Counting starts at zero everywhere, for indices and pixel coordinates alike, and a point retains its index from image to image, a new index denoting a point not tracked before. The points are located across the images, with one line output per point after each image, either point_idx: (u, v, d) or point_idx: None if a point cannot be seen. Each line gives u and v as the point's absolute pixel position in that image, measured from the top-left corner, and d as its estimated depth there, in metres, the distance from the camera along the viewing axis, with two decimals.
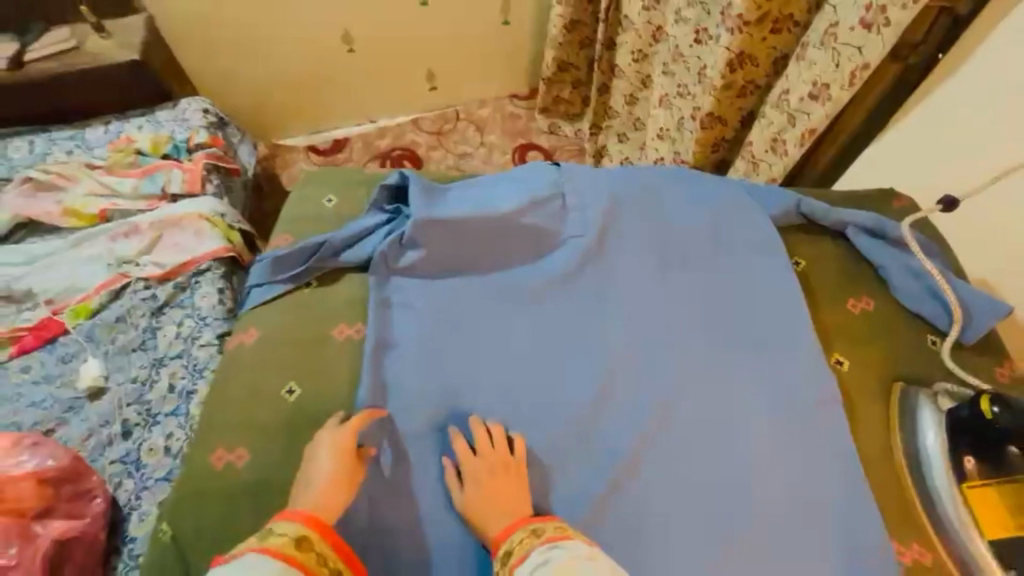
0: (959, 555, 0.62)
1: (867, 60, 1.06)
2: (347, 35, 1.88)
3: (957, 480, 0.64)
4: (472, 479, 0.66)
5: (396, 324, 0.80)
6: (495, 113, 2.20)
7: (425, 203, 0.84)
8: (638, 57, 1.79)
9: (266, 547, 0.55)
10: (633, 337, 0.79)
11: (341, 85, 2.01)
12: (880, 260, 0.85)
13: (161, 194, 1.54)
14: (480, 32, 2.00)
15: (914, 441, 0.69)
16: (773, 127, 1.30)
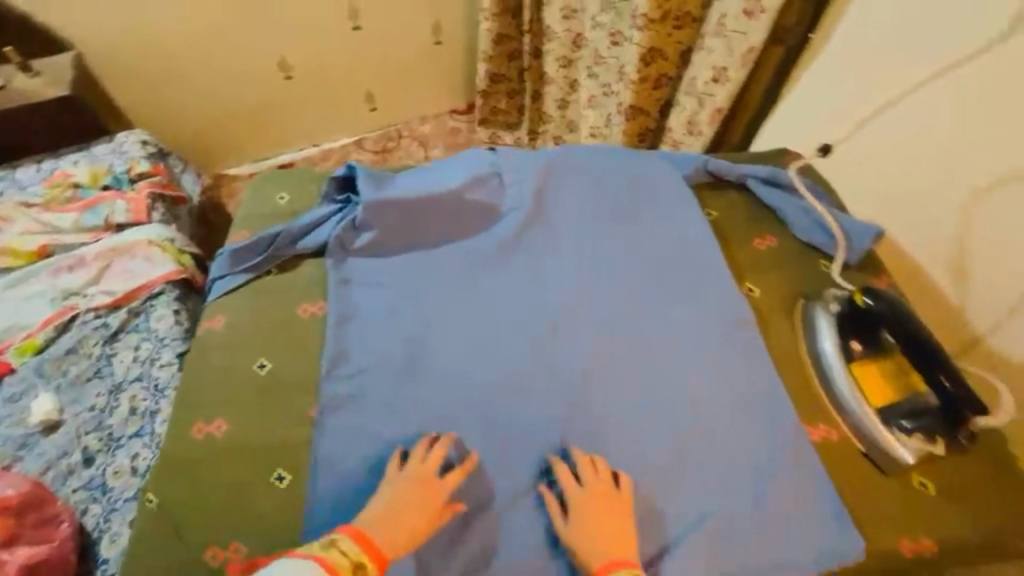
0: (855, 424, 0.74)
1: (752, 43, 1.25)
2: (284, 62, 1.94)
3: (847, 363, 0.76)
4: (576, 510, 0.67)
5: (357, 296, 0.86)
6: (437, 128, 2.29)
7: (373, 188, 0.91)
8: (564, 63, 1.95)
9: (323, 559, 0.60)
10: (573, 286, 0.89)
11: (283, 111, 2.05)
12: (777, 204, 0.99)
13: (104, 226, 1.53)
14: (414, 53, 2.11)
15: (813, 342, 0.81)
16: (688, 112, 1.47)
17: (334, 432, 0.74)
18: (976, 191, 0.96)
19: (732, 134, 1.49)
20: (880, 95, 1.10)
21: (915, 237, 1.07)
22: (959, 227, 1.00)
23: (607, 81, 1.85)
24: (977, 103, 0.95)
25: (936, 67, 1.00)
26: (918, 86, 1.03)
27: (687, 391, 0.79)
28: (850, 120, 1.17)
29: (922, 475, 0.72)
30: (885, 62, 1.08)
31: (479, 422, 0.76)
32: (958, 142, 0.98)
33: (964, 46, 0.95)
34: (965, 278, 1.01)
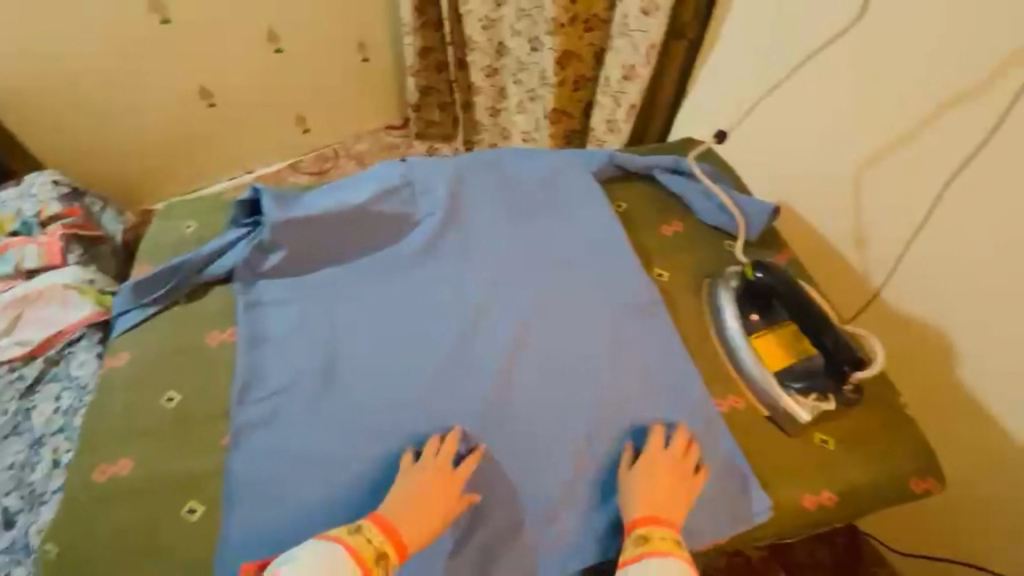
0: (760, 392, 0.78)
1: (653, 39, 1.31)
2: (205, 89, 1.88)
3: (749, 336, 0.80)
4: (647, 466, 0.71)
5: (268, 318, 0.85)
6: (374, 145, 2.23)
7: (280, 208, 0.91)
8: (489, 72, 1.96)
9: (350, 545, 0.63)
10: (488, 287, 0.90)
11: (210, 142, 1.98)
12: (682, 191, 1.03)
13: (13, 274, 1.43)
14: (341, 72, 2.08)
15: (718, 319, 0.84)
16: (606, 111, 1.50)
17: (247, 457, 0.73)
18: (864, 159, 1.07)
19: (652, 125, 1.52)
20: (766, 81, 1.21)
21: (814, 207, 1.18)
22: (849, 190, 1.11)
23: (532, 86, 1.89)
24: (855, 80, 1.05)
25: (810, 51, 1.11)
26: (796, 67, 1.14)
27: (601, 376, 0.81)
28: (737, 109, 1.28)
29: (823, 433, 0.76)
30: (765, 49, 1.19)
31: (399, 430, 0.76)
32: (836, 116, 1.09)
33: (831, 27, 1.07)
34: (866, 245, 1.11)
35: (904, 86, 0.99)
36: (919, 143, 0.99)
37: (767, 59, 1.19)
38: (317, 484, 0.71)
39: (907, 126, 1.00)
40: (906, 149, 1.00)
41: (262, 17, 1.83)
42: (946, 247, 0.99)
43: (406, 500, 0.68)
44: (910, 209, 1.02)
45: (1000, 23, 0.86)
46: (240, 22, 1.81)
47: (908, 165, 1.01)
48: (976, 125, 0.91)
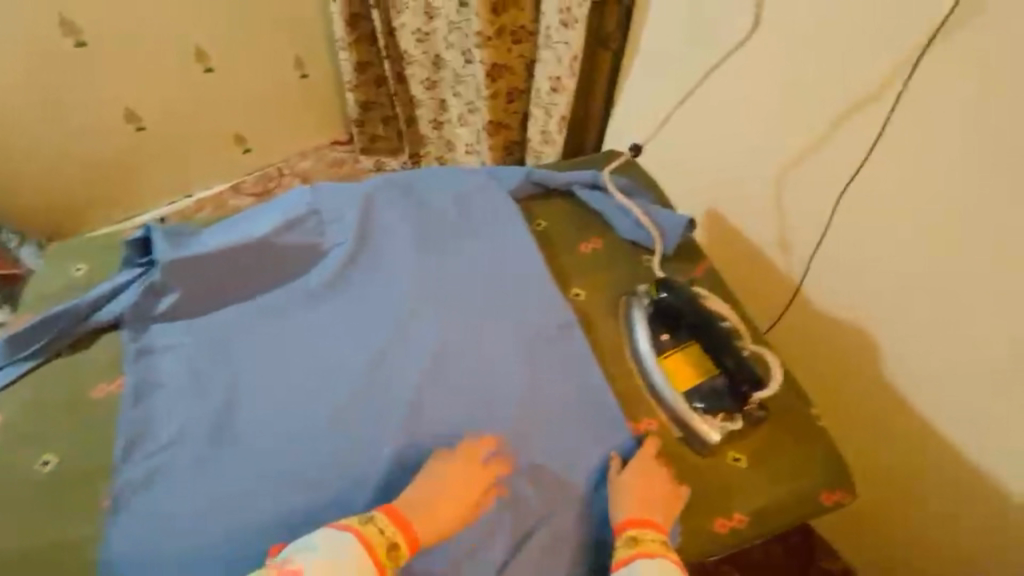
0: (672, 413, 0.78)
1: (575, 51, 1.30)
2: (131, 112, 1.78)
3: (659, 355, 0.81)
4: (636, 469, 0.74)
5: (159, 366, 0.80)
6: (318, 163, 2.09)
7: (171, 248, 0.86)
8: (428, 85, 1.88)
9: (364, 535, 0.64)
10: (397, 318, 0.87)
11: (140, 168, 1.88)
12: (599, 207, 1.02)
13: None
14: (277, 88, 1.95)
15: (632, 340, 0.85)
16: (540, 123, 1.46)
17: (129, 525, 0.69)
18: (786, 163, 1.08)
19: (589, 132, 1.52)
20: (680, 89, 1.22)
21: (740, 212, 1.20)
22: (771, 194, 1.13)
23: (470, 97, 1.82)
24: (771, 85, 1.05)
25: (721, 53, 1.12)
26: (710, 72, 1.15)
27: (508, 408, 0.81)
28: (653, 121, 1.31)
29: (737, 450, 0.77)
30: (677, 55, 1.19)
31: (296, 484, 0.73)
32: (754, 120, 1.10)
33: (737, 31, 1.07)
34: (790, 247, 1.13)
35: (812, 88, 1.00)
36: (836, 143, 0.99)
37: (682, 65, 1.19)
38: (205, 550, 0.68)
39: (818, 128, 1.01)
40: (823, 152, 1.02)
41: (188, 33, 1.72)
42: (860, 242, 1.01)
43: (423, 493, 0.70)
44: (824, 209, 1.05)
45: (889, 23, 0.87)
46: (163, 39, 1.71)
47: (827, 163, 1.02)
48: (873, 123, 0.94)
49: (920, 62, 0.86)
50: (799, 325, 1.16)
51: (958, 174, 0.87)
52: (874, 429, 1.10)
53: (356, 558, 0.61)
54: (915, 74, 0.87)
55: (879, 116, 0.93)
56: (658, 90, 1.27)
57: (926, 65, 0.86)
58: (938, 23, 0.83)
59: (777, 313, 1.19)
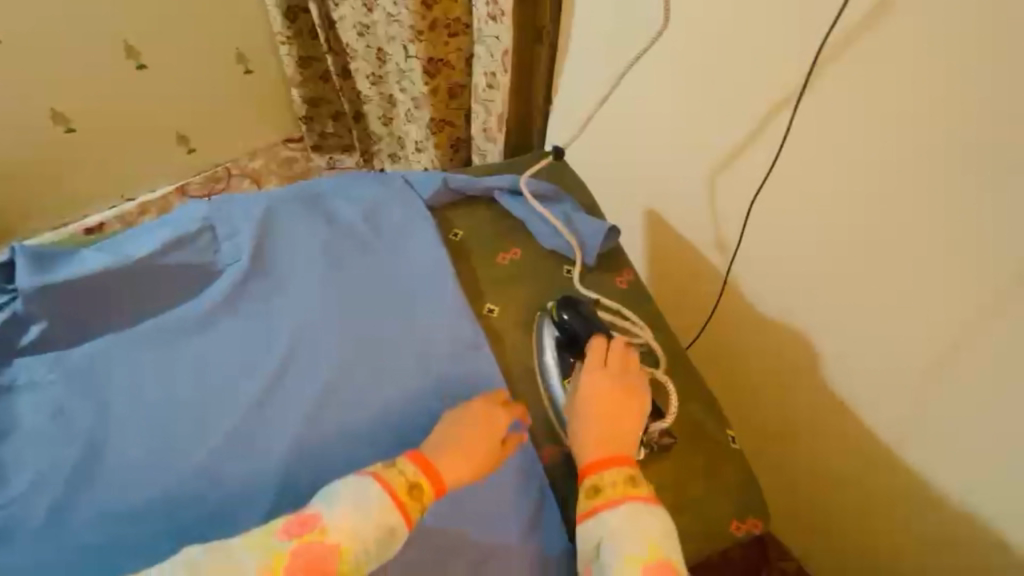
0: None
1: (506, 46, 1.18)
2: (61, 114, 1.61)
3: (565, 379, 0.81)
4: (594, 392, 0.75)
5: (22, 406, 0.73)
6: (270, 162, 1.95)
7: (36, 273, 0.78)
8: (373, 80, 1.67)
9: (383, 479, 0.65)
10: (291, 344, 0.81)
11: (70, 177, 1.71)
12: (519, 214, 0.97)
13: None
14: (212, 87, 1.79)
15: (541, 361, 0.84)
16: (481, 120, 1.36)
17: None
18: (719, 163, 1.00)
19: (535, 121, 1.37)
20: (601, 86, 1.15)
21: (675, 213, 1.13)
22: (705, 195, 1.05)
23: (412, 92, 1.58)
24: (704, 80, 0.97)
25: (635, 50, 1.06)
26: (626, 70, 1.09)
27: (404, 439, 0.78)
28: (577, 123, 1.26)
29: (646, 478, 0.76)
30: (594, 53, 1.14)
31: (162, 532, 0.68)
32: (680, 118, 1.03)
33: (647, 28, 1.02)
34: (725, 247, 1.06)
35: (736, 85, 0.92)
36: (764, 138, 0.92)
37: (601, 66, 1.13)
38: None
39: (739, 132, 0.95)
40: (753, 150, 0.94)
41: (110, 28, 1.56)
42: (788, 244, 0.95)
43: (440, 441, 0.71)
44: (742, 210, 1.00)
45: (804, 13, 0.80)
46: (81, 31, 1.53)
47: (753, 166, 0.95)
48: (786, 124, 0.88)
49: (818, 62, 0.81)
50: (771, 337, 1.06)
51: (909, 179, 0.78)
52: (819, 437, 1.05)
53: (378, 502, 0.63)
54: (813, 74, 0.82)
55: (788, 122, 0.88)
56: (586, 87, 1.19)
57: (827, 63, 0.80)
58: (834, 18, 0.77)
59: (704, 317, 1.17)
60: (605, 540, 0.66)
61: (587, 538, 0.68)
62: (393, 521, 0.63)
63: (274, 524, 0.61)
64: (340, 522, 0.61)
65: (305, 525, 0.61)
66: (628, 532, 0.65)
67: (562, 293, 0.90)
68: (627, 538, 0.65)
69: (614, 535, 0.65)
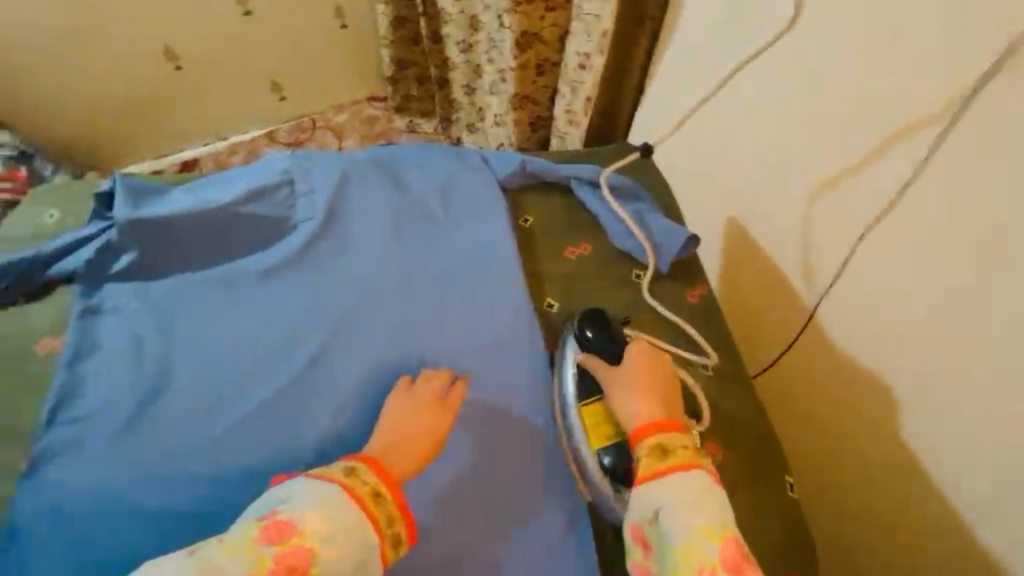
0: (582, 469, 0.74)
1: (606, 25, 1.10)
2: (170, 49, 1.67)
3: (580, 402, 0.75)
4: (641, 365, 0.73)
5: (103, 328, 0.78)
6: (353, 118, 1.98)
7: (130, 205, 0.83)
8: (463, 48, 1.64)
9: (348, 485, 0.62)
10: (350, 308, 0.82)
11: (175, 110, 1.79)
12: (594, 208, 0.92)
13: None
14: (310, 38, 1.82)
15: (561, 379, 0.78)
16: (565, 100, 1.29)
17: (33, 492, 0.67)
18: (823, 180, 0.89)
19: (622, 109, 1.29)
20: (700, 88, 1.07)
21: (764, 231, 1.02)
22: (801, 215, 0.94)
23: (501, 64, 1.54)
24: (826, 89, 0.85)
25: (738, 60, 0.98)
26: (724, 83, 1.02)
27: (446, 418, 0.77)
28: (669, 119, 1.17)
29: None
30: (693, 59, 1.07)
31: (208, 471, 0.71)
32: (782, 132, 0.93)
33: (766, 31, 0.92)
34: (814, 275, 0.95)
35: (861, 100, 0.81)
36: (886, 157, 0.80)
37: (700, 70, 1.06)
38: (105, 535, 0.67)
39: (851, 153, 0.84)
40: (868, 171, 0.82)
41: None
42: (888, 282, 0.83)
43: (385, 440, 0.69)
44: (848, 246, 0.88)
45: (974, 21, 0.67)
46: None
47: (868, 190, 0.83)
48: (919, 146, 0.76)
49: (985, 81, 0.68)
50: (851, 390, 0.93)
51: None
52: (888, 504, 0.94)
53: (347, 507, 0.60)
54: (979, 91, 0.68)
55: (921, 145, 0.76)
56: (683, 82, 1.11)
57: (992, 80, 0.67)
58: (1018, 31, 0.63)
59: (777, 351, 1.06)
60: (666, 506, 0.63)
61: (644, 503, 0.64)
62: (363, 531, 0.60)
63: (249, 530, 0.59)
64: (313, 528, 0.59)
65: (283, 531, 0.58)
66: (696, 500, 0.63)
67: (628, 298, 0.86)
68: (693, 508, 0.62)
69: (677, 501, 0.62)
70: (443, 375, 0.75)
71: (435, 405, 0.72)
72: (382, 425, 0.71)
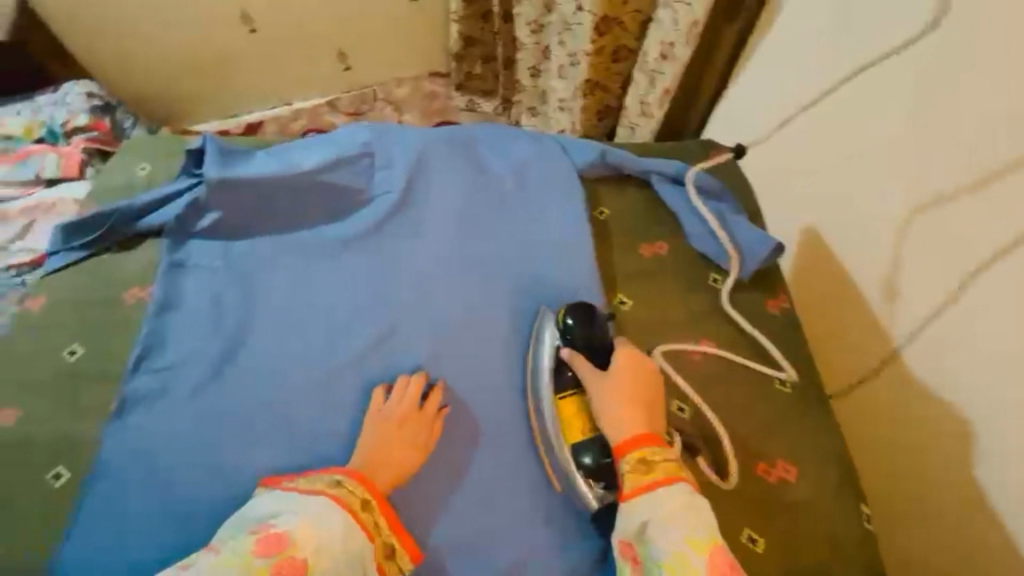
0: (554, 460, 0.74)
1: (697, 17, 1.04)
2: (246, 14, 1.70)
3: (556, 396, 0.75)
4: (614, 368, 0.72)
5: (187, 285, 0.81)
6: (414, 93, 1.97)
7: (219, 166, 0.85)
8: (534, 29, 1.58)
9: (335, 498, 0.63)
10: (420, 287, 0.83)
11: (246, 74, 1.82)
12: (675, 206, 0.89)
13: (35, 179, 1.29)
14: (382, 9, 1.81)
15: (534, 370, 0.78)
16: (639, 90, 1.24)
17: (121, 434, 0.71)
18: (923, 202, 0.80)
19: (696, 104, 1.23)
20: (801, 93, 0.99)
21: (846, 246, 0.93)
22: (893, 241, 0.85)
23: (573, 49, 1.47)
24: (945, 106, 0.77)
25: (851, 67, 0.89)
26: (830, 91, 0.93)
27: (509, 406, 0.78)
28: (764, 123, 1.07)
29: (754, 529, 0.69)
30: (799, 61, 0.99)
31: (277, 433, 0.73)
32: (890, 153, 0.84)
33: (897, 34, 0.82)
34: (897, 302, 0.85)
35: (982, 127, 0.73)
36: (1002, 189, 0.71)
37: (805, 73, 0.98)
38: (182, 482, 0.70)
39: (965, 177, 0.75)
40: (983, 196, 0.73)
41: None
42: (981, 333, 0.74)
43: (370, 450, 0.70)
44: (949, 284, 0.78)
45: None
46: None
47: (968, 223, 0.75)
48: None
49: None
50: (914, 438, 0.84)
51: None
52: None
53: (336, 518, 0.62)
54: None
55: None
56: (778, 85, 1.03)
57: None
58: None
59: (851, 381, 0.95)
60: (654, 520, 0.64)
61: (631, 519, 0.64)
62: (357, 542, 0.62)
63: (244, 543, 0.60)
64: (305, 539, 0.60)
65: (280, 543, 0.59)
66: (679, 513, 0.63)
67: (705, 303, 0.83)
68: (677, 521, 0.63)
69: (662, 515, 0.63)
70: (417, 385, 0.75)
71: (415, 415, 0.73)
72: (365, 434, 0.71)
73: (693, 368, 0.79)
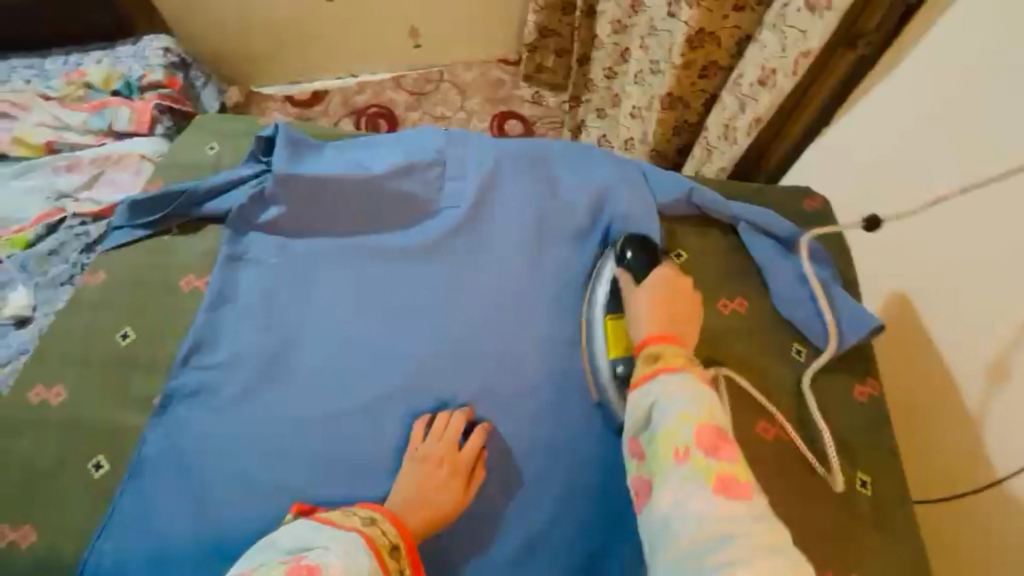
0: (596, 373, 0.74)
1: (811, 47, 0.89)
2: None
3: (606, 314, 0.74)
4: (655, 282, 0.70)
5: (245, 280, 0.79)
6: (480, 78, 1.90)
7: (289, 158, 0.82)
8: (616, 29, 1.43)
9: (367, 533, 0.61)
10: (479, 314, 0.79)
11: (317, 43, 1.79)
12: (765, 262, 0.83)
13: (107, 131, 1.30)
14: None
15: (591, 293, 0.78)
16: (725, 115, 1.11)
17: (164, 429, 0.70)
18: None
19: (782, 144, 1.11)
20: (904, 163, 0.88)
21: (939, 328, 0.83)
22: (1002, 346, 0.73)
23: (658, 57, 1.29)
24: None
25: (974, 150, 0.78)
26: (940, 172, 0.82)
27: (554, 458, 0.74)
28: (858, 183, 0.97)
29: None
30: (918, 113, 0.86)
31: (314, 452, 0.70)
32: (1010, 243, 0.72)
33: None
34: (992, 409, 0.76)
35: None
36: None
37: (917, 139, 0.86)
38: (218, 488, 0.68)
39: None
40: None
41: None
42: None
43: (406, 490, 0.67)
44: None
45: None
46: None
47: None
48: None
49: None
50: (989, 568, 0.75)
51: None
52: None
53: (364, 562, 0.58)
54: None
55: None
56: (882, 143, 0.92)
57: None
58: None
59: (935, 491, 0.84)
60: (656, 403, 0.59)
61: (635, 406, 0.60)
62: None
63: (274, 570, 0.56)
64: None
65: None
66: (680, 389, 0.59)
67: (789, 375, 0.77)
68: (675, 393, 0.58)
69: (663, 394, 0.58)
70: (458, 423, 0.71)
71: (452, 454, 0.69)
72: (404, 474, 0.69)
73: (758, 447, 0.72)
